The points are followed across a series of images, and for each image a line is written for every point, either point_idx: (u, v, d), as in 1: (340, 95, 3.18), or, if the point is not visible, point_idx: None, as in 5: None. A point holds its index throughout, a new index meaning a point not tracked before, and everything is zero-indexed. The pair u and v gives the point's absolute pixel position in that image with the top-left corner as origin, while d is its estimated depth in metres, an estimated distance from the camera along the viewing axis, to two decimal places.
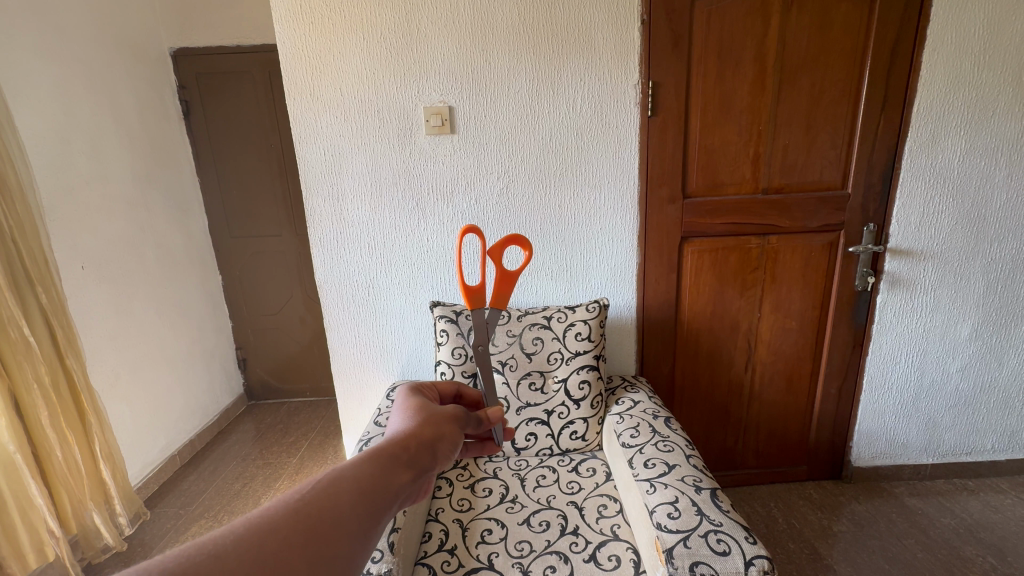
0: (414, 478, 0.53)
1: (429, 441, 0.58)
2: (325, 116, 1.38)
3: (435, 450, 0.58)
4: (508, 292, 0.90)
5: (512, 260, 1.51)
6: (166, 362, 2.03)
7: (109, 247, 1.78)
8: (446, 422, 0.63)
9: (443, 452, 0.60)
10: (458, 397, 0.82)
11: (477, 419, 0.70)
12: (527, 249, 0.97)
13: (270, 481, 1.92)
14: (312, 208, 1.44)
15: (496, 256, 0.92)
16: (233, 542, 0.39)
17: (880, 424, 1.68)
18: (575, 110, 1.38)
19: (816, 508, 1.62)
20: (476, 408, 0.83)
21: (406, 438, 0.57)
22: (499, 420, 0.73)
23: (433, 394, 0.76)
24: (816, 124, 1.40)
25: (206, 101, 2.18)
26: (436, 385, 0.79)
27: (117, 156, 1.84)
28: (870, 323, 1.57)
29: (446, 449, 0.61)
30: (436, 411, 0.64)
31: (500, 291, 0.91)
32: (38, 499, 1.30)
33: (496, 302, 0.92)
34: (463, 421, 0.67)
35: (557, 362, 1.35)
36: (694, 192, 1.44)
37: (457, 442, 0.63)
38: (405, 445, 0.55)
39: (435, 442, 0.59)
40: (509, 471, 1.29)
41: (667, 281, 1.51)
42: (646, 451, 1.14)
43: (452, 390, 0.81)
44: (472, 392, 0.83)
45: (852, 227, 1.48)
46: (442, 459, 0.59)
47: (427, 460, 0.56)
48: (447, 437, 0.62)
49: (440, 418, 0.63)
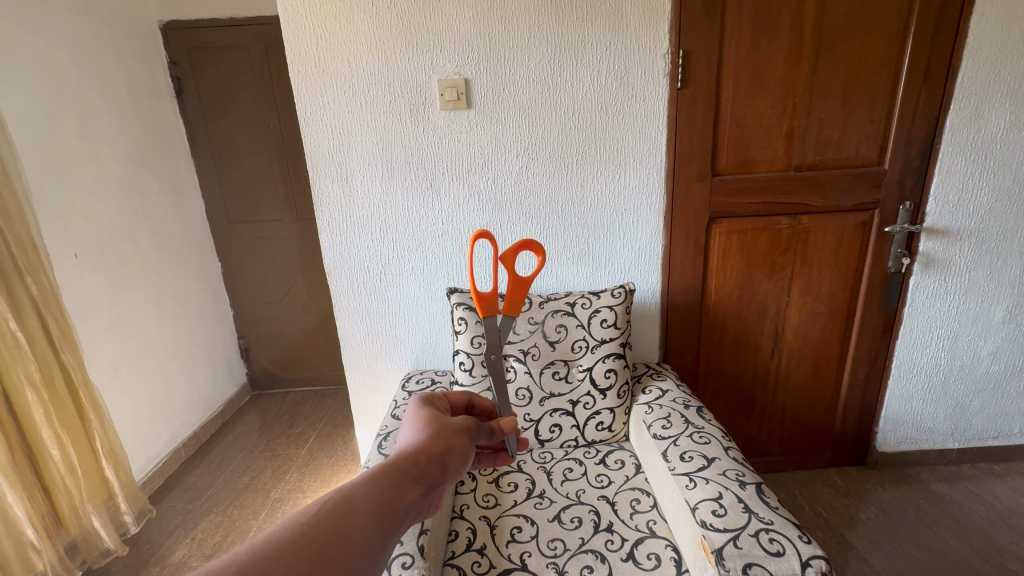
0: (424, 492, 0.57)
1: (439, 454, 0.62)
2: (333, 90, 1.28)
3: (445, 464, 0.62)
4: (520, 298, 0.87)
5: (524, 266, 1.44)
6: (166, 352, 1.95)
7: (104, 235, 1.69)
8: (456, 435, 0.66)
9: (453, 465, 0.63)
10: (470, 406, 0.84)
11: (489, 429, 0.74)
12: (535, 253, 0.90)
13: (279, 474, 1.86)
14: (319, 189, 1.36)
15: (506, 261, 0.89)
16: (253, 561, 0.42)
17: (907, 410, 1.64)
18: (600, 81, 1.29)
19: (842, 495, 1.58)
20: (489, 418, 0.85)
21: (416, 453, 0.60)
22: (513, 430, 0.78)
23: (446, 403, 0.79)
24: (853, 98, 1.32)
25: (201, 79, 2.06)
26: (448, 394, 0.82)
27: (109, 136, 1.73)
28: (902, 306, 1.52)
29: (455, 461, 0.64)
30: (447, 424, 0.68)
31: (511, 298, 0.88)
32: (19, 510, 1.19)
33: (510, 310, 0.88)
34: (473, 433, 0.70)
35: (582, 351, 1.29)
36: (724, 169, 1.37)
37: (467, 455, 0.67)
38: (416, 460, 0.59)
39: (445, 455, 0.63)
40: (534, 465, 1.24)
41: (693, 265, 1.44)
42: (681, 443, 1.08)
43: (463, 399, 0.83)
44: (484, 403, 0.85)
45: (888, 205, 1.41)
46: (452, 471, 0.63)
47: (437, 473, 0.60)
48: (457, 450, 0.65)
49: (451, 431, 0.67)
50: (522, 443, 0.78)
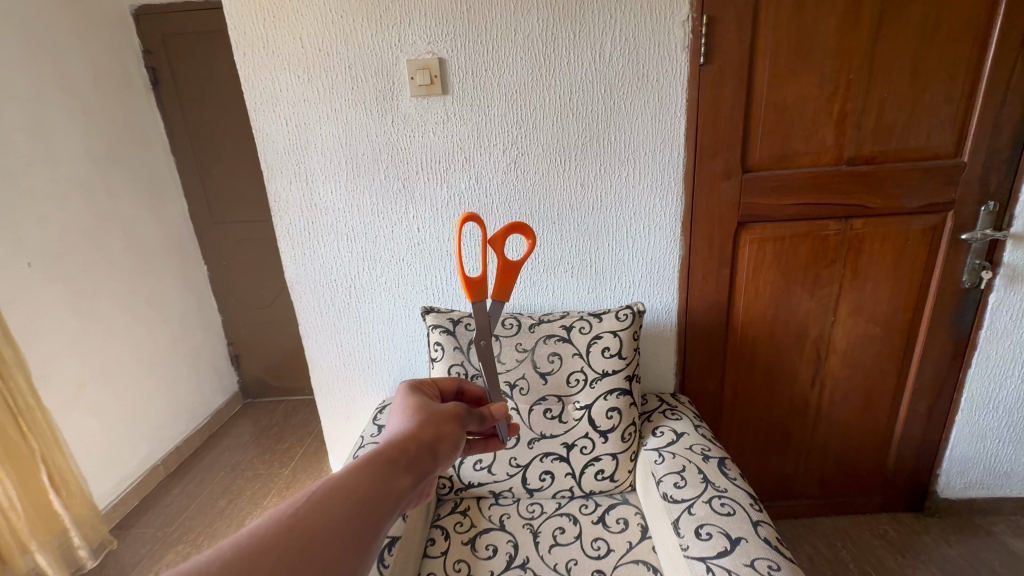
0: (413, 484, 0.51)
1: (428, 443, 0.55)
2: (285, 75, 1.09)
3: (435, 452, 0.55)
4: (510, 286, 0.75)
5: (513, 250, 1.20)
6: (142, 364, 1.83)
7: (66, 241, 1.56)
8: (447, 421, 0.59)
9: (445, 453, 0.57)
10: (460, 394, 0.75)
11: (479, 415, 0.66)
12: (530, 238, 0.77)
13: (257, 498, 1.73)
14: (276, 192, 1.18)
15: (496, 242, 0.75)
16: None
17: (979, 450, 1.36)
18: (603, 57, 1.06)
19: (895, 551, 1.33)
20: (479, 405, 0.77)
21: (403, 441, 0.54)
22: (504, 416, 0.69)
23: (433, 392, 0.70)
24: (925, 73, 1.05)
25: (178, 69, 1.91)
26: (436, 381, 0.73)
27: (71, 134, 1.60)
28: (978, 329, 1.24)
29: (448, 449, 0.57)
30: (437, 409, 0.61)
31: (500, 284, 0.75)
32: None
33: (497, 296, 0.76)
34: (465, 419, 0.63)
35: (580, 385, 1.08)
36: (757, 164, 1.12)
37: (460, 442, 0.60)
38: (402, 449, 0.53)
39: (436, 443, 0.56)
40: (519, 521, 1.04)
41: (717, 279, 1.20)
42: (697, 512, 0.86)
43: (454, 387, 0.74)
44: (473, 387, 0.77)
45: (965, 207, 1.14)
46: (444, 460, 0.56)
47: (427, 463, 0.54)
48: (449, 437, 0.58)
49: (440, 417, 0.60)
50: (513, 429, 0.69)
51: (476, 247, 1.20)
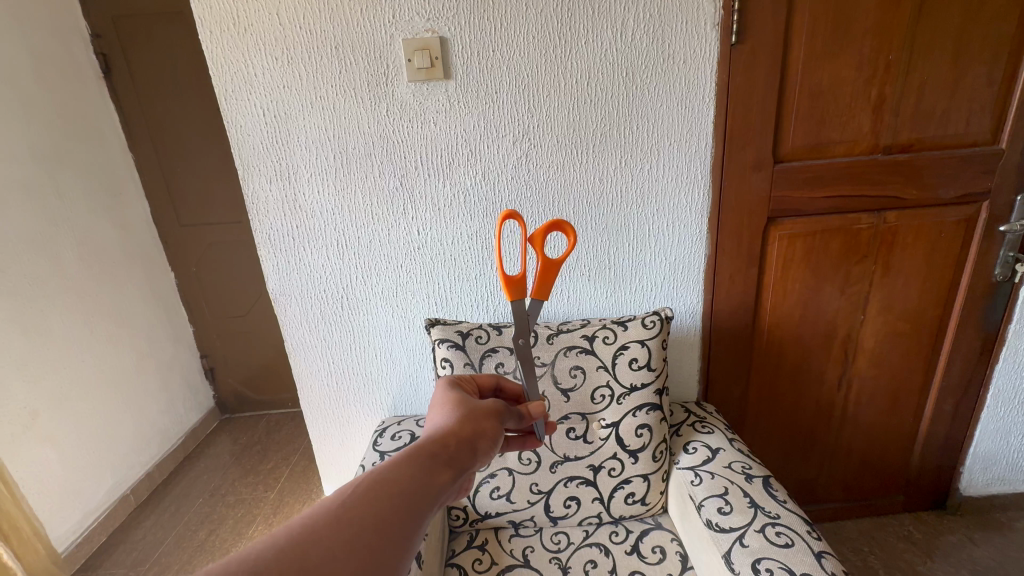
0: (453, 480, 0.49)
1: (468, 438, 0.53)
2: (260, 58, 0.94)
3: (475, 448, 0.53)
4: (552, 284, 0.70)
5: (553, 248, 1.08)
6: (106, 384, 1.66)
7: (8, 251, 1.37)
8: (487, 418, 0.56)
9: (484, 449, 0.54)
10: (499, 390, 0.71)
11: (518, 413, 0.63)
12: (571, 235, 0.72)
13: (240, 526, 1.58)
14: (254, 193, 1.03)
15: (536, 241, 0.70)
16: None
17: (1001, 446, 1.33)
18: (624, 35, 0.95)
19: (923, 554, 1.29)
20: (518, 403, 0.72)
21: (443, 436, 0.51)
22: (541, 415, 0.66)
23: (471, 387, 0.67)
24: (967, 53, 0.97)
25: (133, 56, 1.72)
26: (474, 377, 0.69)
27: (10, 130, 1.41)
28: (1007, 323, 1.20)
29: (487, 445, 0.54)
30: (476, 405, 0.58)
31: (541, 282, 0.70)
32: None
33: (536, 295, 0.71)
34: (504, 416, 0.59)
35: (605, 401, 0.98)
36: (789, 154, 1.03)
37: (499, 438, 0.57)
38: (442, 444, 0.50)
39: (475, 439, 0.53)
40: (545, 554, 0.94)
41: (744, 280, 1.12)
42: (751, 544, 0.77)
43: (492, 382, 0.70)
44: (513, 384, 0.71)
45: (1002, 198, 1.08)
46: (483, 456, 0.53)
47: (466, 459, 0.51)
48: (489, 433, 0.55)
49: (479, 413, 0.56)
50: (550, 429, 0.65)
51: (516, 246, 1.07)
